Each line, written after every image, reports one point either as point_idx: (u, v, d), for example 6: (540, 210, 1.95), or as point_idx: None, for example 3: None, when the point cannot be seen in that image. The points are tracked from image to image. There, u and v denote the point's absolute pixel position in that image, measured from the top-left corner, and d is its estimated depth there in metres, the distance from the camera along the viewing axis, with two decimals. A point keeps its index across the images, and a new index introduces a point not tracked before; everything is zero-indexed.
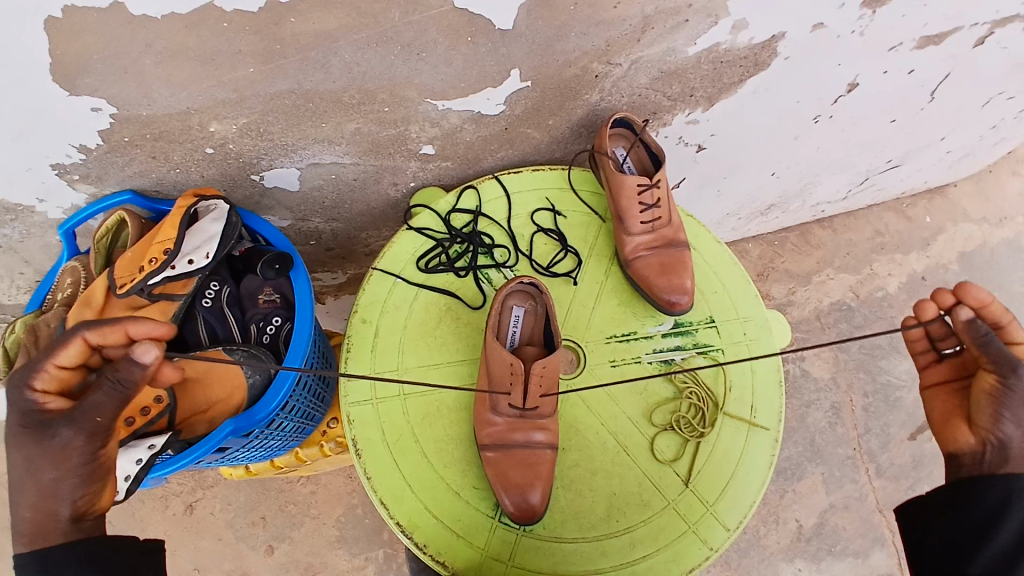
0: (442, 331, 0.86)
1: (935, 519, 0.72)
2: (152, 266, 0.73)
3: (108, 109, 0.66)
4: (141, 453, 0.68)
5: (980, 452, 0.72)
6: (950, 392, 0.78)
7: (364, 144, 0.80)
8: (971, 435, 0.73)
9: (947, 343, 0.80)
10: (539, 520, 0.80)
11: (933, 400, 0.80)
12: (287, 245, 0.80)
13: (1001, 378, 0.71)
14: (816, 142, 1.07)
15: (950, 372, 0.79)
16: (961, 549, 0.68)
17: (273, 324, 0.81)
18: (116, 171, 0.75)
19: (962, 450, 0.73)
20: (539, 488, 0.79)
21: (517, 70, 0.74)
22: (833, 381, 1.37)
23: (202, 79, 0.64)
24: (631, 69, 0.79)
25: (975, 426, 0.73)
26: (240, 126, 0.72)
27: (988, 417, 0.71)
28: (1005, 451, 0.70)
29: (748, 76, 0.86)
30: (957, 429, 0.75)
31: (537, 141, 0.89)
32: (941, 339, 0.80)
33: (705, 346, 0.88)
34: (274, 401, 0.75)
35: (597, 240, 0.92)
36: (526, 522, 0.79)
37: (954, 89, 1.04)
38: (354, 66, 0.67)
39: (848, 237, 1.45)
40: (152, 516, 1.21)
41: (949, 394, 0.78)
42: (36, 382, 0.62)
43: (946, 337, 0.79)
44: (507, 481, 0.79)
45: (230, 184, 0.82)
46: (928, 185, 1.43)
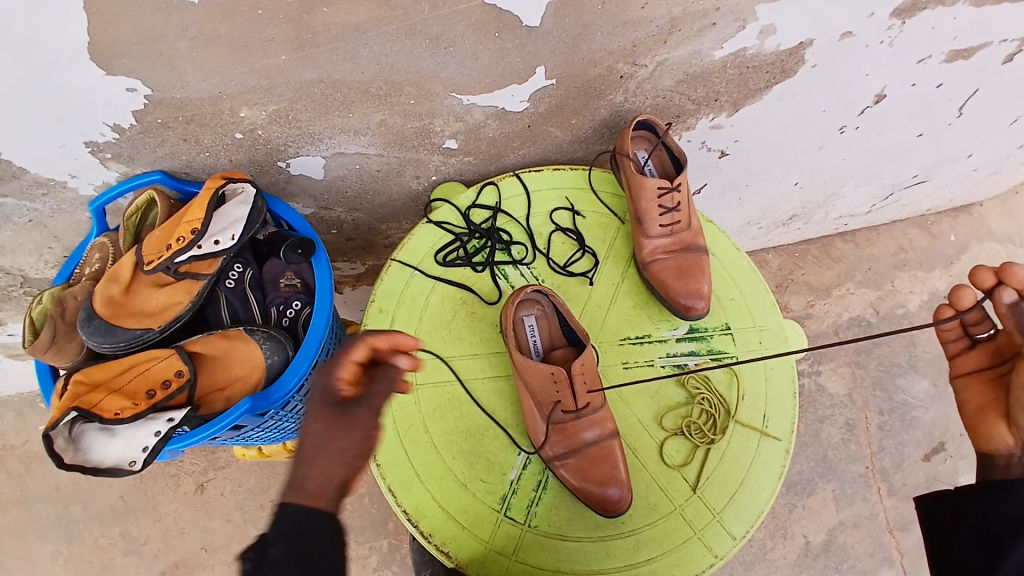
0: (457, 324, 0.87)
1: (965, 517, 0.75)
2: (179, 245, 0.74)
3: (143, 90, 0.68)
4: (159, 426, 0.70)
5: (1018, 451, 0.75)
6: (986, 384, 0.81)
7: (388, 135, 0.81)
8: (1010, 435, 0.76)
9: (981, 329, 0.83)
10: (629, 510, 0.81)
11: (966, 392, 0.83)
12: (310, 231, 0.81)
13: None
14: (841, 153, 1.06)
15: (985, 359, 0.82)
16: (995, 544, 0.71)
17: (293, 308, 0.83)
18: (148, 151, 0.77)
19: (999, 450, 0.77)
20: (621, 477, 0.80)
21: (543, 67, 0.75)
22: (849, 397, 1.35)
23: (234, 66, 0.66)
24: (656, 71, 0.80)
25: (1013, 424, 0.75)
26: (269, 113, 0.74)
27: None
28: None
29: (774, 82, 0.85)
30: (993, 425, 0.78)
31: (559, 139, 0.90)
32: (975, 324, 0.83)
33: (719, 352, 0.88)
34: (291, 382, 0.76)
35: (615, 241, 0.92)
36: (621, 513, 0.80)
37: (985, 105, 1.02)
38: (382, 58, 0.68)
39: (870, 252, 1.43)
40: (164, 494, 1.24)
41: (984, 384, 0.81)
42: (339, 373, 0.62)
43: (980, 322, 0.83)
44: (587, 482, 0.79)
45: (257, 170, 0.84)
46: (954, 202, 1.41)
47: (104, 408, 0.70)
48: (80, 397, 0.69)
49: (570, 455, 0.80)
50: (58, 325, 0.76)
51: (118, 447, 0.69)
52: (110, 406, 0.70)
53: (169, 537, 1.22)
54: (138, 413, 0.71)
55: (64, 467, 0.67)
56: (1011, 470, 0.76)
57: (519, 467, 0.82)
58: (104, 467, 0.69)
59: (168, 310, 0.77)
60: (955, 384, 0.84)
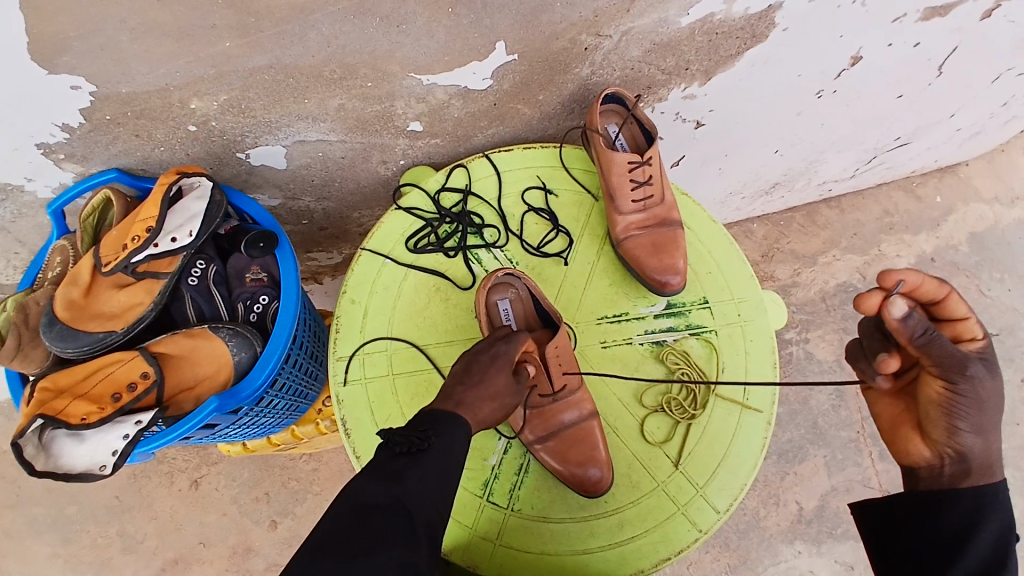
0: (432, 311, 0.86)
1: (908, 526, 0.72)
2: (135, 244, 0.73)
3: (88, 86, 0.65)
4: (128, 429, 0.69)
5: (939, 462, 0.71)
6: (894, 394, 0.76)
7: (349, 120, 0.79)
8: (926, 446, 0.72)
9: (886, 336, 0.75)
10: (608, 491, 0.81)
11: (879, 404, 0.78)
12: (273, 223, 0.80)
13: (949, 386, 0.66)
14: (820, 118, 1.03)
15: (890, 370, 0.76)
16: (943, 555, 0.69)
17: (261, 302, 0.82)
18: (102, 149, 0.75)
19: (920, 462, 0.73)
20: (600, 459, 0.80)
21: (503, 42, 0.72)
22: (837, 363, 1.35)
23: (178, 56, 0.64)
24: (622, 41, 0.77)
25: (929, 439, 0.71)
26: (222, 103, 0.71)
27: (942, 431, 0.68)
28: (963, 462, 0.69)
29: (745, 48, 0.83)
30: (909, 439, 0.73)
31: (528, 117, 0.87)
32: None
33: (698, 327, 0.86)
34: (260, 377, 0.75)
35: (590, 218, 0.90)
36: (599, 495, 0.80)
37: (963, 63, 1.00)
38: (333, 40, 0.66)
39: (855, 217, 1.42)
40: (157, 492, 1.23)
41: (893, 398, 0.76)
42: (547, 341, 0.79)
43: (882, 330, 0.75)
44: (568, 464, 0.79)
45: (216, 163, 0.81)
46: (938, 163, 1.39)
47: (70, 414, 0.69)
48: (45, 404, 0.69)
49: (550, 437, 0.80)
50: (22, 331, 0.74)
51: (87, 452, 0.68)
52: (76, 412, 0.69)
53: (165, 533, 1.22)
54: (105, 417, 0.70)
55: (34, 475, 0.66)
56: (937, 481, 0.71)
57: (499, 452, 0.82)
58: (75, 473, 0.68)
59: (130, 311, 0.75)
60: (866, 395, 0.79)
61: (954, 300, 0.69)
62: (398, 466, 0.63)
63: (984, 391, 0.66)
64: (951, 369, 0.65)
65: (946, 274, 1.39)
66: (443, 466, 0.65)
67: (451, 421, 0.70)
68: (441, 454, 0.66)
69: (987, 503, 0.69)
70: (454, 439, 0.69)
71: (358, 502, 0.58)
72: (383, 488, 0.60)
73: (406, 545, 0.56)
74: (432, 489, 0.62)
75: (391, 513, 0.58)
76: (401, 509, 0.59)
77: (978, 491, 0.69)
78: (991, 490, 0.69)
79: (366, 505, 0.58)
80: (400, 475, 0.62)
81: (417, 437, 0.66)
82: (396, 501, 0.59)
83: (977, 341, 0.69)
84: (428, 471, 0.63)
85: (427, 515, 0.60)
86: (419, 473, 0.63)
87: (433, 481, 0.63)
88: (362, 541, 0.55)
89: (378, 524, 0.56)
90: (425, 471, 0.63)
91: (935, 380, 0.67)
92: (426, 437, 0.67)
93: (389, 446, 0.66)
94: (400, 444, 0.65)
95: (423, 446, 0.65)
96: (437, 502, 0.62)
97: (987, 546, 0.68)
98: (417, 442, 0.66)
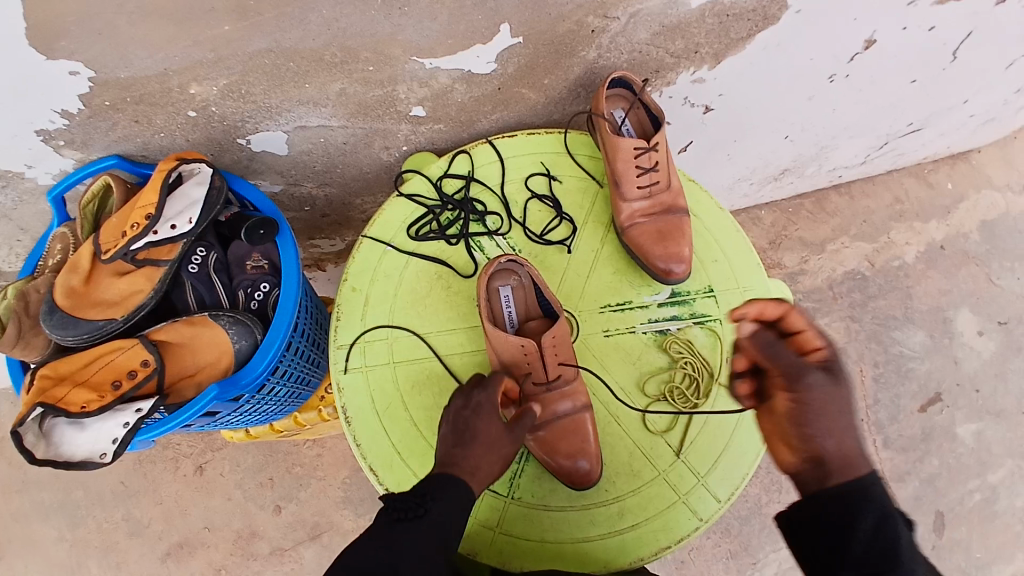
0: (433, 299, 0.85)
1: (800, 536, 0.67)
2: (134, 231, 0.72)
3: (87, 72, 0.64)
4: (128, 417, 0.69)
5: (802, 469, 0.69)
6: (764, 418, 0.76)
7: (351, 106, 0.77)
8: (791, 455, 0.70)
9: None
10: (597, 484, 0.80)
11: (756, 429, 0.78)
12: (274, 210, 0.79)
13: (794, 394, 0.69)
14: (831, 104, 1.01)
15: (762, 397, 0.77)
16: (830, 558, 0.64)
17: (262, 290, 0.81)
18: (101, 136, 0.74)
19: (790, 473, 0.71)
20: (591, 453, 0.79)
21: (507, 25, 0.70)
22: (843, 352, 1.34)
23: (176, 39, 0.62)
24: (630, 23, 0.75)
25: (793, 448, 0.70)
26: (221, 88, 0.70)
27: (798, 437, 0.69)
28: (823, 466, 0.67)
29: (756, 31, 0.81)
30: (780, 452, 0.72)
31: (533, 102, 0.86)
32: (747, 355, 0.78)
33: (702, 316, 0.85)
34: (261, 365, 0.74)
35: (594, 206, 0.89)
36: (584, 487, 0.79)
37: (979, 47, 0.97)
38: (333, 22, 0.64)
39: (866, 204, 1.39)
40: (164, 476, 1.24)
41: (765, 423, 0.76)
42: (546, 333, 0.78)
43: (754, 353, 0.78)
44: (559, 457, 0.78)
45: (217, 149, 0.80)
46: (950, 149, 1.37)
47: (70, 401, 0.69)
48: (45, 392, 0.69)
49: (540, 427, 0.79)
50: (22, 320, 0.74)
51: (88, 439, 0.69)
52: (76, 400, 0.69)
53: (172, 517, 1.23)
54: (105, 405, 0.70)
55: (35, 463, 0.66)
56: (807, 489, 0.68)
57: None
58: (76, 461, 0.68)
59: (130, 298, 0.75)
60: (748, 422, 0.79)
61: (795, 314, 0.71)
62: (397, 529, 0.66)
63: (829, 400, 0.68)
64: (793, 376, 0.69)
65: (957, 262, 1.37)
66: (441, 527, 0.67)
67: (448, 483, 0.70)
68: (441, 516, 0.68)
69: (859, 496, 0.65)
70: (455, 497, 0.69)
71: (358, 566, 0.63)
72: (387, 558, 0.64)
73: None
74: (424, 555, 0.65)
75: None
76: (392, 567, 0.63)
77: (844, 488, 0.66)
78: (859, 486, 0.65)
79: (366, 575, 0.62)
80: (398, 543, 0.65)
81: (414, 502, 0.68)
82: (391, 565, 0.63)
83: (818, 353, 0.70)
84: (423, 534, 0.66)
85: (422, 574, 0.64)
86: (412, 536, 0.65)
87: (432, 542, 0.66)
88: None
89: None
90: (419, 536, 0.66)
91: (783, 390, 0.70)
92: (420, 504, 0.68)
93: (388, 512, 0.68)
94: (398, 510, 0.68)
95: (418, 512, 0.67)
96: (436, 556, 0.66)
97: (869, 541, 0.62)
98: (413, 508, 0.68)
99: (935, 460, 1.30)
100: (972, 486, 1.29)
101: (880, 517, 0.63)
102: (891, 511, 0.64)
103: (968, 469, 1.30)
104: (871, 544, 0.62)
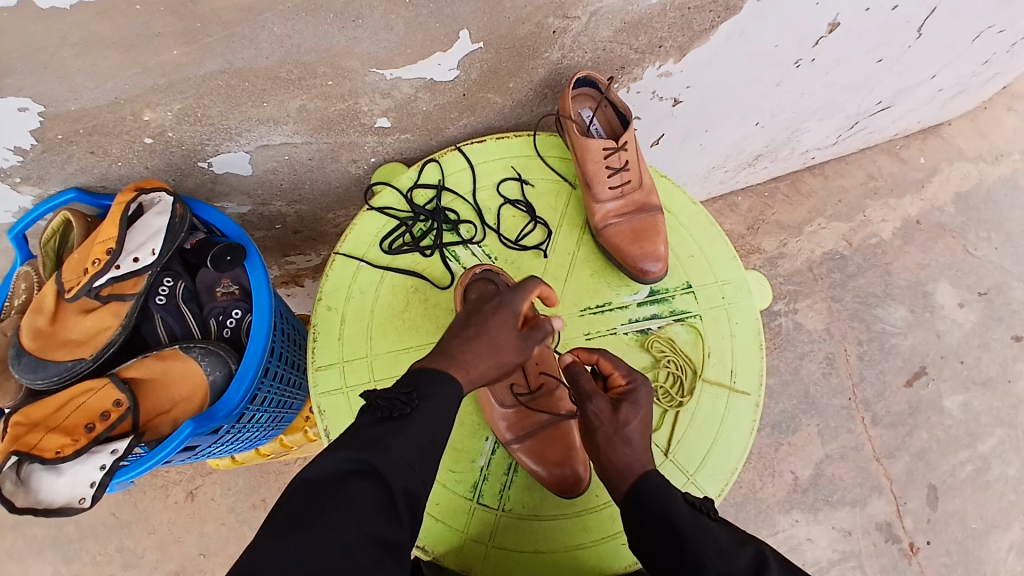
0: (411, 313, 0.84)
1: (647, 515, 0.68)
2: (96, 267, 0.70)
3: (35, 108, 0.62)
4: (104, 459, 0.67)
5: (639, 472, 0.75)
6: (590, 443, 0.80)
7: (313, 121, 0.75)
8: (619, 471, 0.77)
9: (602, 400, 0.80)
10: (586, 492, 0.80)
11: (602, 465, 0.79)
12: (240, 233, 0.76)
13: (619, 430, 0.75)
14: (799, 88, 1.01)
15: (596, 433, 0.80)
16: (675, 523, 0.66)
17: (234, 317, 0.80)
18: (58, 170, 0.71)
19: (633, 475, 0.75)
20: (579, 459, 0.80)
21: (466, 30, 0.69)
22: (827, 332, 1.35)
23: (124, 68, 0.60)
24: (591, 22, 0.74)
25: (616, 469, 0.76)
26: (176, 113, 0.68)
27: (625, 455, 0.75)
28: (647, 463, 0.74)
29: (719, 21, 0.80)
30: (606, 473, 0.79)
31: (500, 105, 0.84)
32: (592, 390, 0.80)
33: (682, 312, 0.85)
34: (236, 396, 0.72)
35: (567, 208, 0.88)
36: (571, 494, 0.79)
37: (942, 23, 0.98)
38: (286, 39, 0.62)
39: (840, 183, 1.40)
40: (154, 505, 1.22)
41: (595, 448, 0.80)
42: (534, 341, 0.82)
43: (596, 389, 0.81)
44: (547, 464, 0.79)
45: (178, 174, 0.78)
46: (920, 124, 1.38)
47: (44, 447, 0.67)
48: (19, 440, 0.67)
49: (528, 437, 0.79)
50: None
51: (66, 485, 0.67)
52: (50, 445, 0.67)
53: (165, 545, 1.21)
54: (79, 449, 0.68)
55: (16, 512, 0.65)
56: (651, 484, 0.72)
57: (488, 452, 0.81)
58: (55, 507, 0.66)
59: (97, 336, 0.73)
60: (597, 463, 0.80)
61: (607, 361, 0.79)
62: (379, 432, 0.62)
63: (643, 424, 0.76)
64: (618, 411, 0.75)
65: (934, 236, 1.39)
66: (425, 431, 0.64)
67: (443, 378, 0.68)
68: (430, 415, 0.65)
69: (638, 495, 0.70)
70: (443, 399, 0.67)
71: (325, 476, 0.59)
72: (362, 459, 0.60)
73: (378, 518, 0.57)
74: (415, 460, 0.62)
75: (365, 484, 0.58)
76: (376, 477, 0.59)
77: (626, 491, 0.71)
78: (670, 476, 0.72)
79: (322, 483, 0.58)
80: (378, 443, 0.61)
81: (402, 400, 0.64)
82: (375, 472, 0.59)
83: (622, 385, 0.78)
84: (409, 436, 0.62)
85: (405, 483, 0.61)
86: (401, 441, 0.62)
87: (416, 445, 0.62)
88: (335, 514, 0.56)
89: (349, 495, 0.57)
90: (405, 438, 0.62)
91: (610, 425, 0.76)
92: (411, 399, 0.65)
93: (372, 409, 0.65)
94: (383, 410, 0.64)
95: (406, 411, 0.64)
96: (418, 468, 0.62)
97: (653, 530, 0.67)
98: (401, 406, 0.64)
99: (924, 434, 1.32)
100: (963, 457, 1.31)
101: (657, 504, 0.68)
102: (666, 487, 0.70)
103: (957, 440, 1.32)
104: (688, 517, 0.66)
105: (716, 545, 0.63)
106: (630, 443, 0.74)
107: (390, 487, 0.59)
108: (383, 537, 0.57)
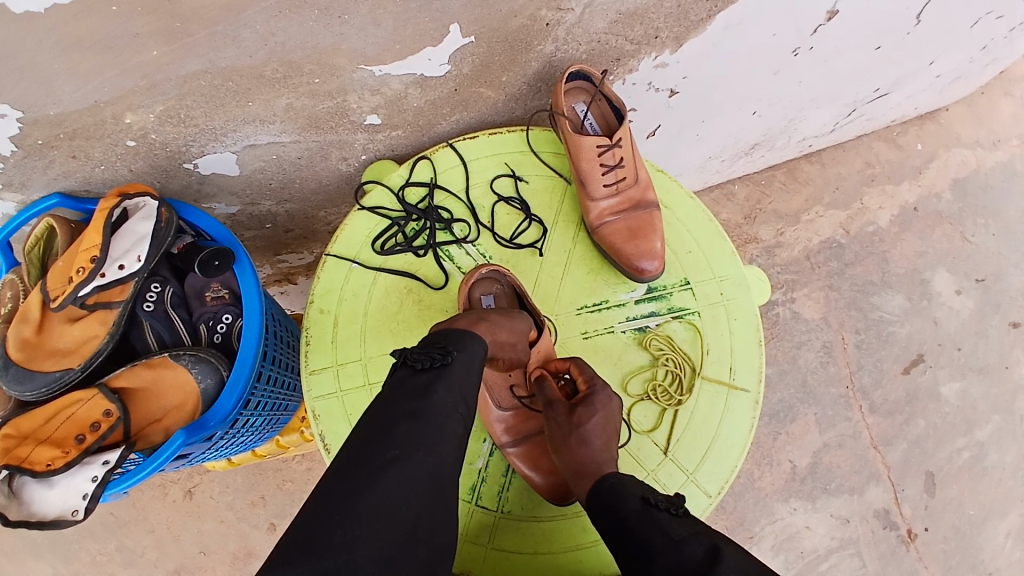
0: (405, 314, 0.82)
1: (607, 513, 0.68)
2: (81, 276, 0.68)
3: (13, 113, 0.60)
4: (95, 471, 0.66)
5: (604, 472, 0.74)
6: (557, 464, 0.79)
7: (301, 120, 0.73)
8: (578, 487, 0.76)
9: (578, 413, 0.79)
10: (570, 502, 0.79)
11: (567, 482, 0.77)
12: (230, 237, 0.75)
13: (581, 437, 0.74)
14: (796, 76, 0.99)
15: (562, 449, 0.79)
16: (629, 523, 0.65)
17: (224, 322, 0.79)
18: (38, 175, 0.69)
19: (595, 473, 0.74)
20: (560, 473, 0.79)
21: (457, 24, 0.67)
22: (824, 321, 1.34)
23: (100, 72, 0.58)
24: (585, 14, 0.72)
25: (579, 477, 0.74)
26: (159, 114, 0.65)
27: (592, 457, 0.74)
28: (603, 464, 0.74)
29: (716, 11, 0.78)
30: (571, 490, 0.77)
31: (493, 100, 0.82)
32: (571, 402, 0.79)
33: (680, 310, 0.84)
34: (228, 404, 0.71)
35: (563, 204, 0.86)
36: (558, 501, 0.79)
37: (941, 9, 0.96)
38: (270, 37, 0.60)
39: (837, 170, 1.39)
40: (152, 504, 1.21)
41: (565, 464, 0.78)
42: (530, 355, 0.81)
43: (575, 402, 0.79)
44: (542, 472, 0.78)
45: (164, 176, 0.76)
46: (918, 110, 1.36)
47: (35, 461, 0.66)
48: (9, 452, 0.65)
49: (523, 442, 0.79)
50: None
51: (58, 497, 0.66)
52: (41, 458, 0.66)
53: (164, 545, 1.21)
54: (71, 461, 0.67)
55: (9, 524, 0.64)
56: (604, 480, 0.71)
57: (485, 454, 0.81)
58: (49, 519, 0.65)
59: (86, 344, 0.72)
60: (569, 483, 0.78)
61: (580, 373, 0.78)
62: (423, 382, 0.62)
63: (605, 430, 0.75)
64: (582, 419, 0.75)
65: (931, 223, 1.38)
66: (465, 383, 0.63)
67: (471, 337, 0.67)
68: (465, 368, 0.65)
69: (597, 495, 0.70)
70: (475, 353, 0.66)
71: (381, 422, 0.58)
72: (411, 405, 0.59)
73: (434, 456, 0.58)
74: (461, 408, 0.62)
75: (421, 425, 0.58)
76: (431, 421, 0.59)
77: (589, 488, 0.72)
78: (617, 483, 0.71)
79: (378, 426, 0.58)
80: (426, 391, 0.61)
81: (438, 352, 0.64)
82: (429, 415, 0.59)
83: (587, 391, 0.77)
84: (452, 386, 0.62)
85: (456, 430, 0.60)
86: (446, 390, 0.62)
87: (460, 395, 0.62)
88: (392, 452, 0.56)
89: (404, 434, 0.57)
90: (448, 388, 0.62)
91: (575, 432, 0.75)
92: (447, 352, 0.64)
93: (408, 364, 0.63)
94: (421, 360, 0.63)
95: (445, 362, 0.63)
96: (462, 416, 0.62)
97: (610, 529, 0.67)
98: (439, 359, 0.63)
99: (921, 421, 1.32)
100: (959, 444, 1.32)
101: (610, 505, 0.68)
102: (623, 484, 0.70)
103: (954, 427, 1.32)
104: (640, 512, 0.65)
105: (664, 537, 0.61)
106: (586, 443, 0.74)
107: (443, 429, 0.59)
108: (440, 478, 0.57)
